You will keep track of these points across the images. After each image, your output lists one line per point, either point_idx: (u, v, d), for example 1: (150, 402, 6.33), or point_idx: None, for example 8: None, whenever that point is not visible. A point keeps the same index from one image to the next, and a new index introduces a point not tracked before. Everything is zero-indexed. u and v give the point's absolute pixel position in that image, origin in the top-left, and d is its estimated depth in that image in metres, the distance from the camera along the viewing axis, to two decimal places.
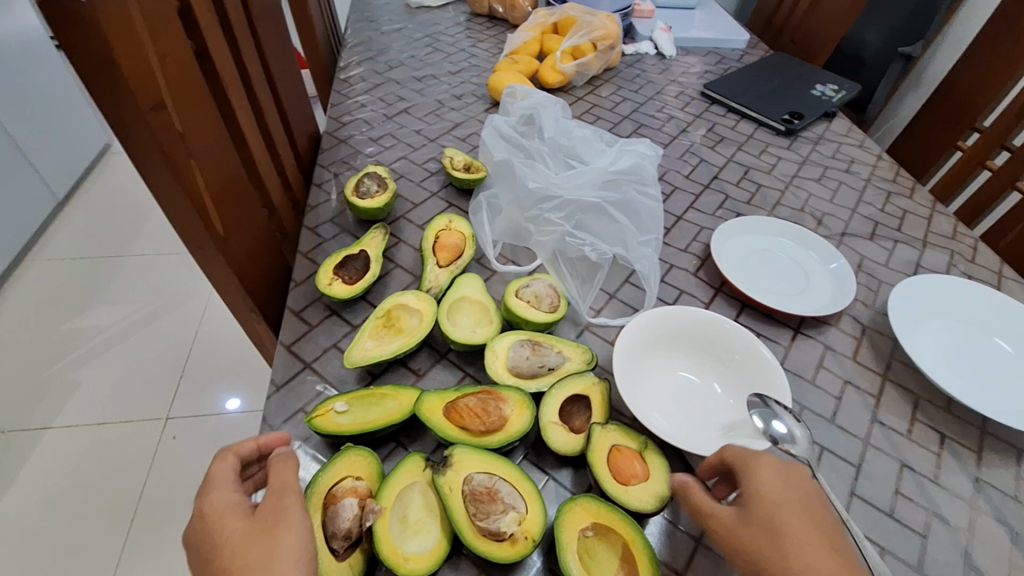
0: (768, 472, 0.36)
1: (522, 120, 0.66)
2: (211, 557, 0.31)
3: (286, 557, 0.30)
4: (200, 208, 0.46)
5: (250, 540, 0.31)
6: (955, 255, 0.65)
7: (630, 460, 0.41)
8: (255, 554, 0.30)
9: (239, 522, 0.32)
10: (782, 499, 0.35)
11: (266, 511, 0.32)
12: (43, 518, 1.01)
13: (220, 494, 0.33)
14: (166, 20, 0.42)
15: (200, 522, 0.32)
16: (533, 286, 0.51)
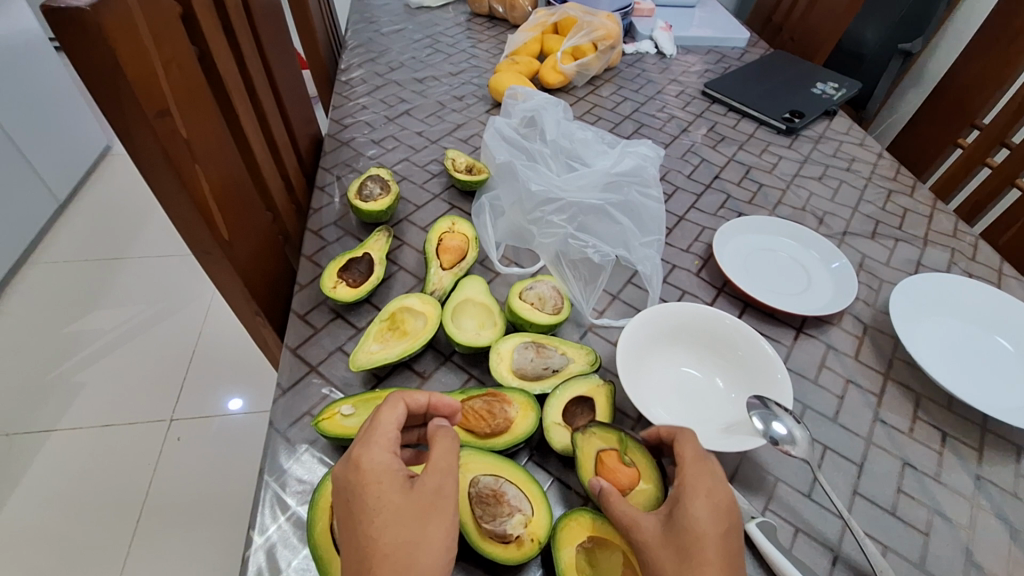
0: (702, 497, 0.35)
1: (523, 122, 0.67)
2: (362, 514, 0.32)
3: (436, 546, 0.31)
4: (205, 214, 0.47)
5: (406, 510, 0.32)
6: (955, 253, 0.66)
7: (619, 466, 0.40)
8: (410, 528, 0.32)
9: (399, 489, 0.33)
10: (709, 530, 0.33)
11: (425, 487, 0.33)
12: (49, 519, 1.02)
13: (381, 452, 0.34)
14: (169, 25, 0.42)
15: (359, 475, 0.33)
16: (536, 287, 0.52)
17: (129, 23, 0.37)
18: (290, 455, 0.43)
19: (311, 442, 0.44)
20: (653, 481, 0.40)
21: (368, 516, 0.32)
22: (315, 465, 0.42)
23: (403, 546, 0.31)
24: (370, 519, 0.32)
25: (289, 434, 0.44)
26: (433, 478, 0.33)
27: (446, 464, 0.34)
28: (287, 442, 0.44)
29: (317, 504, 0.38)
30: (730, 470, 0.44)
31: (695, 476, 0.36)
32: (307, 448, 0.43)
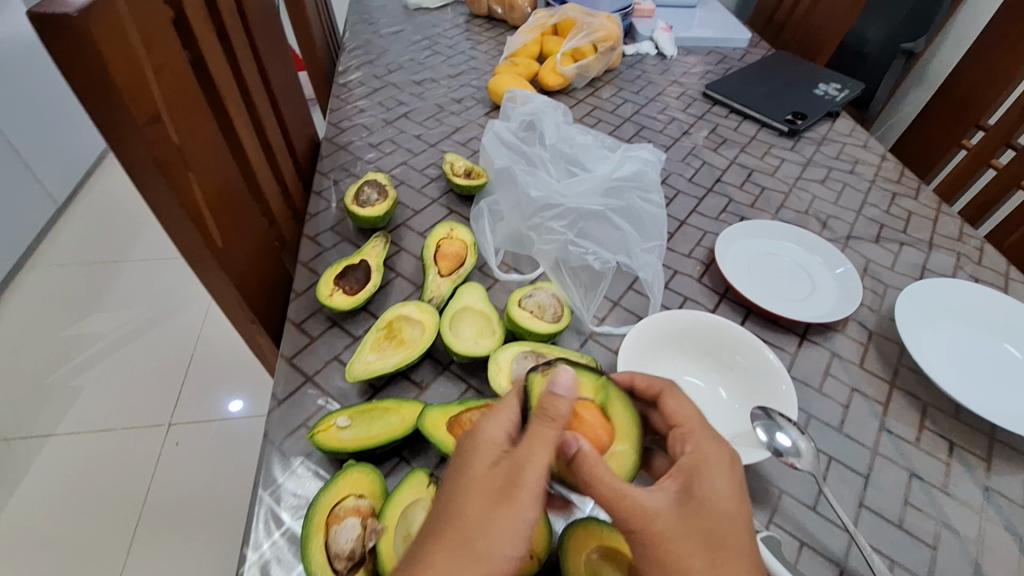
0: (718, 476, 0.34)
1: (523, 125, 0.66)
2: (459, 475, 0.33)
3: (503, 534, 0.31)
4: (197, 222, 0.46)
5: (486, 485, 0.32)
6: (961, 257, 0.65)
7: (594, 422, 0.40)
8: (482, 503, 0.32)
9: (490, 462, 0.33)
10: (727, 511, 0.33)
11: (510, 468, 0.33)
12: (47, 525, 1.01)
13: (495, 429, 0.35)
14: (161, 29, 0.41)
15: (470, 440, 0.35)
16: (536, 295, 0.51)
17: (120, 29, 0.36)
18: (285, 468, 0.42)
19: (306, 455, 0.43)
20: (630, 440, 0.40)
21: (457, 477, 0.33)
22: (310, 479, 0.42)
23: (472, 521, 0.31)
24: (456, 482, 0.33)
25: (284, 446, 0.43)
26: (522, 461, 0.33)
27: (539, 453, 0.33)
28: (282, 454, 0.43)
29: (312, 521, 0.37)
30: None
31: (715, 454, 0.35)
32: (302, 461, 0.43)
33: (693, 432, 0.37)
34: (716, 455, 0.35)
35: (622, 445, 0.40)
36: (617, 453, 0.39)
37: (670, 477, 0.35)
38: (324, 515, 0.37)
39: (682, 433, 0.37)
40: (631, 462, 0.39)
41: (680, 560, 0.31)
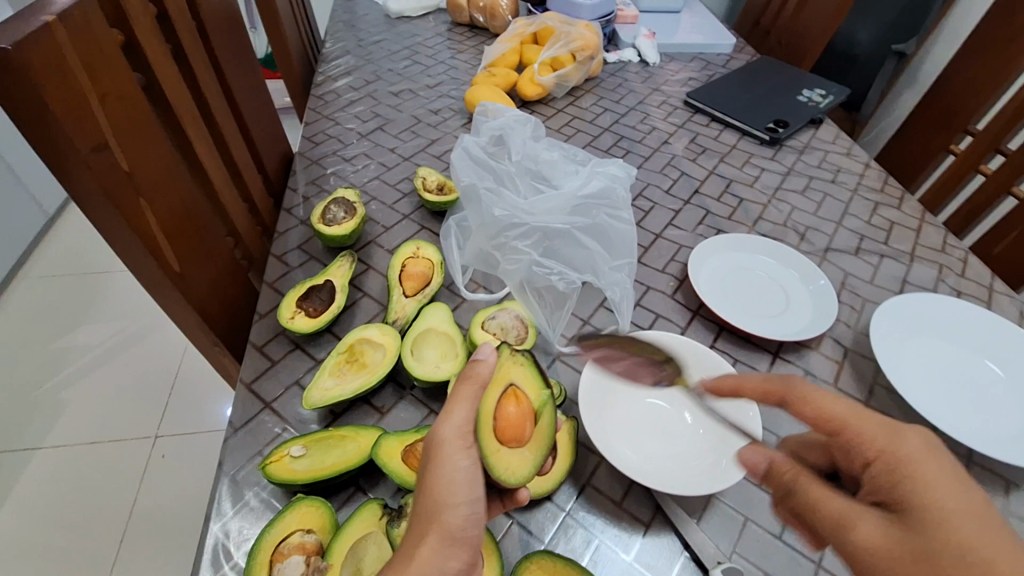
0: (933, 465, 0.32)
1: (492, 139, 0.64)
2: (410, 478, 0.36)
3: (444, 493, 0.33)
4: (150, 245, 0.45)
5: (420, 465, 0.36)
6: (943, 269, 0.63)
7: (524, 413, 0.41)
8: (421, 480, 0.35)
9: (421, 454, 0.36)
10: (963, 517, 0.29)
11: (432, 445, 0.35)
12: (32, 541, 1.00)
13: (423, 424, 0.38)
14: (109, 54, 0.39)
15: None
16: (499, 317, 0.50)
17: (61, 60, 0.35)
18: (236, 500, 0.41)
19: (260, 486, 0.42)
20: (546, 437, 0.40)
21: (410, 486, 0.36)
22: (263, 511, 0.41)
23: (419, 495, 0.34)
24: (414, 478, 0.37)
25: (239, 476, 0.43)
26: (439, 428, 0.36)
27: (458, 414, 0.36)
28: (236, 486, 0.42)
29: (255, 560, 0.36)
30: (698, 509, 0.43)
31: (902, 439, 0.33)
32: (255, 492, 0.42)
33: (855, 435, 0.35)
34: (903, 439, 0.33)
35: (539, 441, 0.40)
36: (521, 456, 0.39)
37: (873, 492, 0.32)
38: (268, 553, 0.36)
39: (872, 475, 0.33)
40: (531, 468, 0.38)
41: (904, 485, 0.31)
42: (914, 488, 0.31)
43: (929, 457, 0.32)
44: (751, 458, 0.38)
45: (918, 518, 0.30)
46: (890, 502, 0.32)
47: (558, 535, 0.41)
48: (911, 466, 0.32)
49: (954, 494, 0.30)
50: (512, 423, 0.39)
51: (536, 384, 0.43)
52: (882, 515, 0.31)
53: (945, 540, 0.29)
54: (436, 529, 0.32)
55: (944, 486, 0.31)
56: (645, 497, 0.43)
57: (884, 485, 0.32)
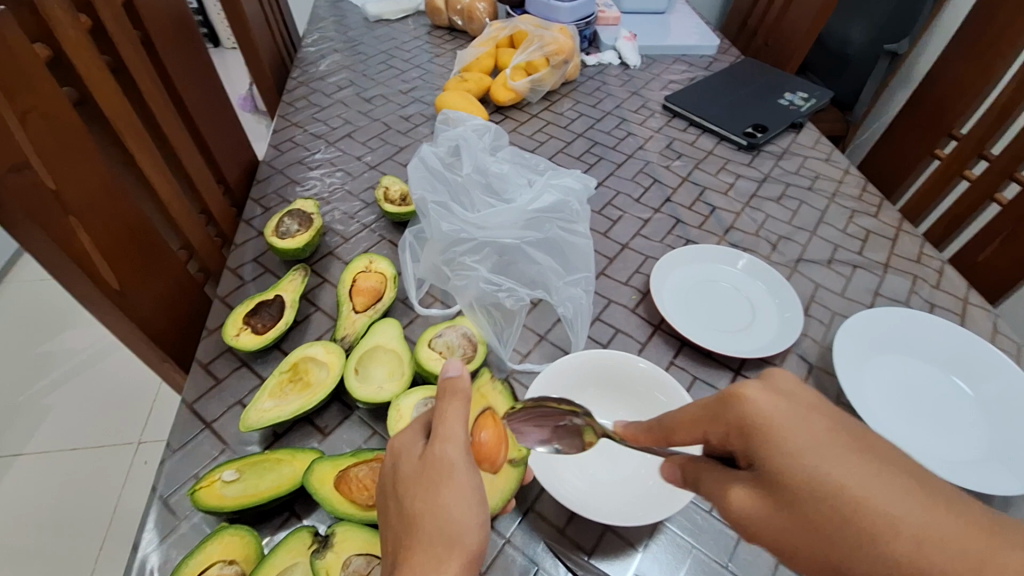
0: (776, 413, 0.29)
1: (450, 150, 0.63)
2: (397, 493, 0.33)
3: (460, 513, 0.31)
4: (84, 264, 0.44)
5: (415, 482, 0.32)
6: (917, 280, 0.61)
7: (501, 436, 0.38)
8: (425, 499, 0.32)
9: (411, 466, 0.33)
10: (823, 461, 0.27)
11: (431, 458, 0.33)
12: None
13: (408, 431, 0.35)
14: (29, 71, 0.38)
15: (389, 452, 0.35)
16: (445, 335, 0.49)
17: None
18: (165, 528, 0.40)
19: (191, 513, 0.41)
20: (518, 459, 0.39)
21: (399, 501, 0.33)
22: (191, 538, 0.40)
23: (427, 518, 0.31)
24: (400, 494, 0.33)
25: (171, 500, 0.42)
26: (440, 445, 0.33)
27: (457, 427, 0.33)
28: (167, 511, 0.41)
29: None
30: (644, 538, 0.41)
31: (740, 399, 0.30)
32: (185, 519, 0.41)
33: (709, 412, 0.32)
34: (744, 400, 0.30)
35: (512, 463, 0.39)
36: (491, 481, 0.38)
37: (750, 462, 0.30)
38: None
39: (747, 433, 0.30)
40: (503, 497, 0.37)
41: (776, 437, 0.28)
42: (773, 451, 0.28)
43: (771, 403, 0.30)
44: (667, 474, 0.35)
45: (787, 483, 0.27)
46: (756, 474, 0.29)
47: (496, 563, 0.40)
48: (763, 424, 0.29)
49: (805, 435, 0.28)
50: (489, 446, 0.37)
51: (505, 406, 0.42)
52: (761, 495, 0.29)
53: (820, 495, 0.26)
54: (460, 552, 0.30)
55: (797, 432, 0.28)
56: (590, 523, 0.42)
57: (748, 455, 0.30)
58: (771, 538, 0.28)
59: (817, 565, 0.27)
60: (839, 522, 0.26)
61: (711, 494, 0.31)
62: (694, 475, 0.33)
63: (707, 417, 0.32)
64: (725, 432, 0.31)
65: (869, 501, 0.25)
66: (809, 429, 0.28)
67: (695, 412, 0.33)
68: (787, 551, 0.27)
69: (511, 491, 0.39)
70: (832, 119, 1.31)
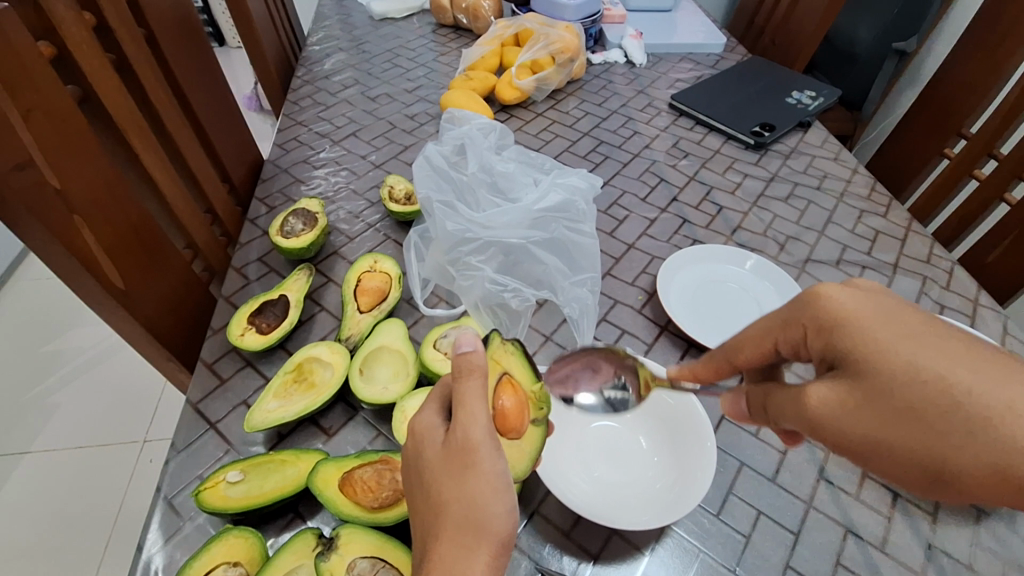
0: (858, 308, 0.30)
1: (455, 149, 0.63)
2: (422, 479, 0.33)
3: (487, 499, 0.31)
4: (89, 263, 0.44)
5: (441, 469, 0.32)
6: (927, 281, 0.61)
7: (522, 401, 0.40)
8: (452, 486, 0.31)
9: (437, 450, 0.33)
10: (914, 348, 0.28)
11: (456, 443, 0.32)
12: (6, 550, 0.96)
13: (429, 413, 0.35)
14: (33, 68, 0.38)
15: (411, 436, 0.34)
16: (450, 336, 0.49)
17: None
18: (170, 528, 0.40)
19: (195, 513, 0.41)
20: (540, 417, 0.39)
21: (426, 486, 0.32)
22: (196, 539, 0.40)
23: (455, 504, 0.31)
24: (425, 479, 0.33)
25: (176, 501, 0.41)
26: (464, 428, 0.32)
27: (479, 409, 0.32)
28: (171, 512, 0.41)
29: None
30: (651, 542, 0.41)
31: (821, 299, 0.32)
32: (190, 519, 0.40)
33: (783, 320, 0.34)
34: (823, 300, 0.31)
35: (535, 423, 0.39)
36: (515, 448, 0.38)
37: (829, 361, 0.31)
38: None
39: (829, 330, 0.31)
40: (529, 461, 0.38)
41: (858, 331, 0.29)
42: (856, 344, 0.29)
43: (851, 300, 0.31)
44: (732, 408, 0.38)
45: (870, 374, 0.28)
46: (840, 371, 0.30)
47: None
48: (843, 319, 0.30)
49: (890, 328, 0.29)
50: (511, 413, 0.38)
51: (526, 373, 0.41)
52: (843, 393, 0.29)
53: (913, 384, 0.27)
54: (489, 539, 0.30)
55: (881, 324, 0.29)
56: (597, 527, 0.41)
57: (829, 355, 0.31)
58: (861, 434, 0.28)
59: (914, 453, 0.27)
60: (938, 404, 0.27)
61: (786, 407, 0.32)
62: (765, 393, 0.34)
63: (780, 330, 0.34)
64: (803, 337, 0.32)
65: (969, 387, 0.26)
66: (894, 323, 0.29)
67: (767, 328, 0.35)
68: (879, 444, 0.28)
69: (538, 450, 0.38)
70: (839, 118, 1.29)
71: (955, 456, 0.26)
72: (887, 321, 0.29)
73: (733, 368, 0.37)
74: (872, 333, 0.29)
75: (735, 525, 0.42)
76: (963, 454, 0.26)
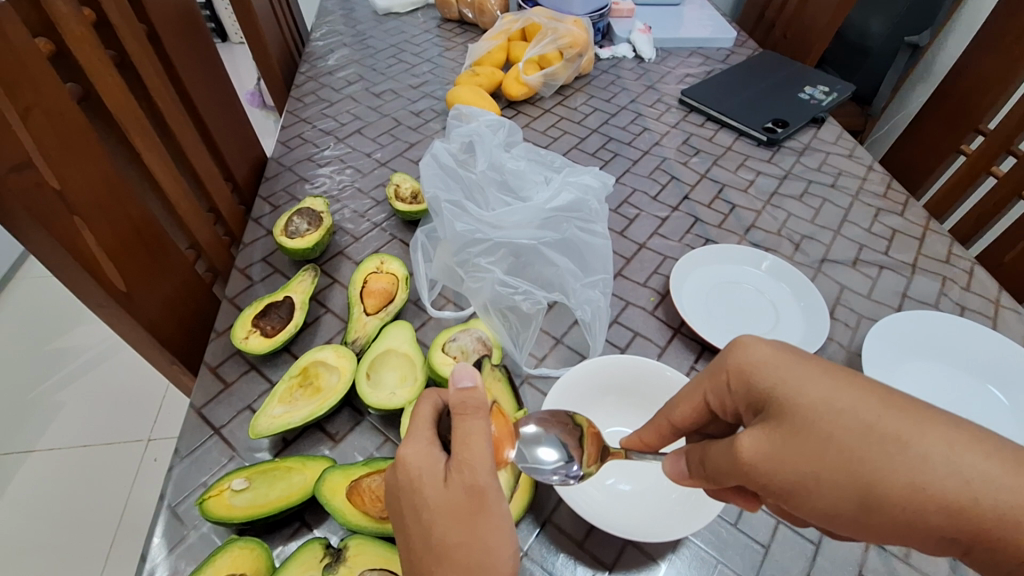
0: (773, 355, 0.31)
1: (462, 147, 0.62)
2: (421, 521, 0.31)
3: (497, 540, 0.31)
4: (90, 267, 0.43)
5: (447, 512, 0.31)
6: (947, 282, 0.59)
7: (512, 429, 0.38)
8: (462, 530, 0.31)
9: (439, 495, 0.31)
10: (824, 391, 0.28)
11: (461, 486, 0.31)
12: (10, 551, 0.95)
13: (421, 445, 0.32)
14: (30, 66, 0.37)
15: (401, 471, 0.32)
16: (459, 339, 0.47)
17: None
18: (174, 538, 0.39)
19: (199, 523, 0.40)
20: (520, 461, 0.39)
21: (426, 529, 0.31)
22: (201, 549, 0.39)
23: (464, 547, 0.30)
24: (423, 521, 0.31)
25: (180, 509, 0.40)
26: (471, 471, 0.31)
27: (483, 449, 0.31)
28: (176, 520, 0.40)
29: None
30: (665, 551, 0.39)
31: (739, 347, 0.32)
32: (195, 528, 0.39)
33: (709, 372, 0.34)
34: (741, 347, 0.32)
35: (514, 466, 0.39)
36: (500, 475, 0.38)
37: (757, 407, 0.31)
38: None
39: (759, 377, 0.31)
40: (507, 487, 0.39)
41: (784, 382, 0.30)
42: (781, 392, 0.29)
43: (767, 348, 0.31)
44: (672, 467, 0.34)
45: (819, 437, 0.27)
46: (768, 415, 0.30)
47: None
48: (763, 366, 0.31)
49: (819, 385, 0.29)
50: (501, 440, 0.37)
51: (511, 403, 0.43)
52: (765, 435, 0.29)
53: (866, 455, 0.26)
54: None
55: (795, 371, 0.30)
56: (610, 538, 0.40)
57: (753, 401, 0.31)
58: (790, 476, 0.28)
59: (840, 488, 0.27)
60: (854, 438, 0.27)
61: (718, 457, 0.30)
62: (702, 447, 0.32)
63: (707, 379, 0.34)
64: (726, 384, 0.33)
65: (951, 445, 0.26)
66: (820, 372, 0.29)
67: (696, 385, 0.35)
68: (804, 488, 0.28)
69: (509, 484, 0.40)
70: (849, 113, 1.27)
71: (884, 492, 0.26)
72: (800, 360, 0.30)
73: (672, 426, 0.37)
74: (792, 379, 0.30)
75: (754, 535, 0.40)
76: (891, 482, 0.26)
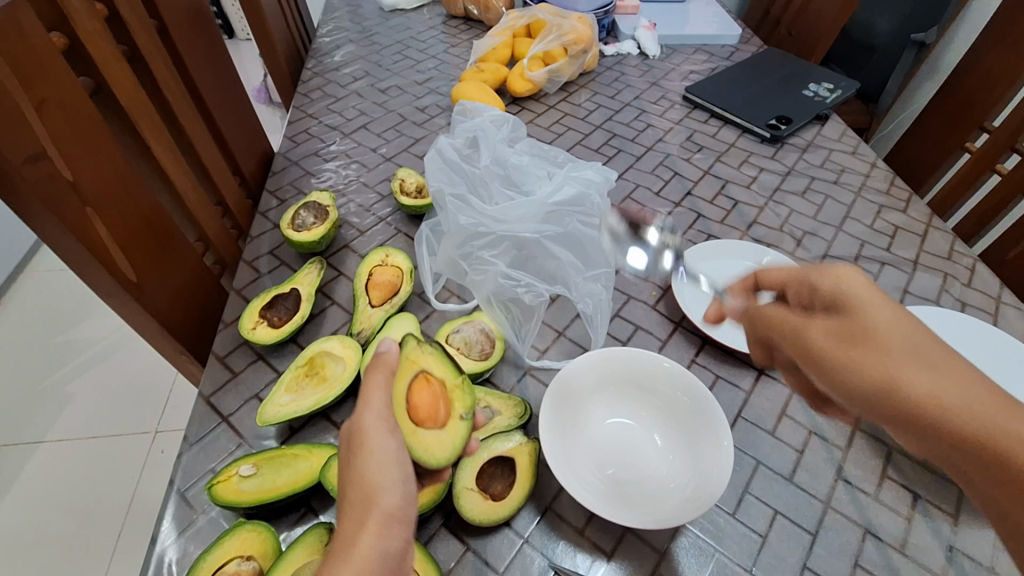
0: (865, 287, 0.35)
1: (466, 142, 0.62)
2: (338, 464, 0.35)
3: (378, 479, 0.32)
4: (103, 256, 0.44)
5: (345, 452, 0.34)
6: (948, 278, 0.59)
7: (433, 402, 0.40)
8: (348, 467, 0.33)
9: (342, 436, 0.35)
10: (899, 323, 0.33)
11: (351, 427, 0.34)
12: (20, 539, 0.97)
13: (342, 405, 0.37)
14: (43, 60, 0.38)
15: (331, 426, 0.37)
16: (463, 331, 0.49)
17: None
18: (182, 521, 0.40)
19: (205, 508, 0.41)
20: (466, 413, 0.40)
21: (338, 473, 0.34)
22: (208, 533, 0.40)
23: (351, 484, 0.32)
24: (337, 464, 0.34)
25: (188, 494, 0.41)
26: (358, 415, 0.34)
27: (376, 396, 0.35)
28: (185, 505, 0.41)
29: None
30: (664, 542, 0.40)
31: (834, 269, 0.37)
32: (203, 512, 0.40)
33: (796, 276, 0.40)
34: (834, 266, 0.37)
35: (460, 417, 0.40)
36: (435, 438, 0.38)
37: (826, 312, 0.37)
38: None
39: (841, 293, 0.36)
40: (450, 452, 0.38)
41: (859, 304, 0.35)
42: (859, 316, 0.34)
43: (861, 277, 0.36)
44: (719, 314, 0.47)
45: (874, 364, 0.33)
46: (838, 319, 0.36)
47: (514, 563, 0.39)
48: (849, 290, 0.36)
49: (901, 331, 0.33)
50: (422, 409, 0.39)
51: (450, 372, 0.42)
52: (841, 339, 0.35)
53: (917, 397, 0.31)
54: (378, 513, 0.31)
55: (881, 304, 0.34)
56: (610, 525, 0.41)
57: (829, 306, 0.37)
58: (837, 362, 0.34)
59: (875, 390, 0.33)
60: (913, 368, 0.32)
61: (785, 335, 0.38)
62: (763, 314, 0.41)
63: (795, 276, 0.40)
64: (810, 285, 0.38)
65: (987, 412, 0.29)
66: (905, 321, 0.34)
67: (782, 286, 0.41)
68: (850, 377, 0.34)
69: (463, 442, 0.39)
70: (855, 111, 1.27)
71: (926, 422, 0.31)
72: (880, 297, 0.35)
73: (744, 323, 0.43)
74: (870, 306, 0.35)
75: (752, 525, 0.41)
76: (926, 405, 0.31)
